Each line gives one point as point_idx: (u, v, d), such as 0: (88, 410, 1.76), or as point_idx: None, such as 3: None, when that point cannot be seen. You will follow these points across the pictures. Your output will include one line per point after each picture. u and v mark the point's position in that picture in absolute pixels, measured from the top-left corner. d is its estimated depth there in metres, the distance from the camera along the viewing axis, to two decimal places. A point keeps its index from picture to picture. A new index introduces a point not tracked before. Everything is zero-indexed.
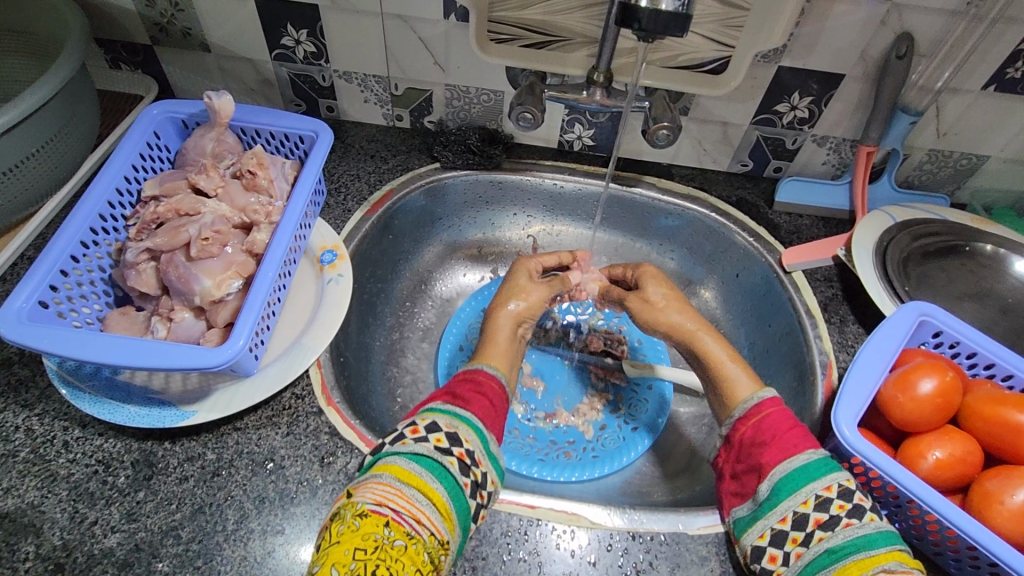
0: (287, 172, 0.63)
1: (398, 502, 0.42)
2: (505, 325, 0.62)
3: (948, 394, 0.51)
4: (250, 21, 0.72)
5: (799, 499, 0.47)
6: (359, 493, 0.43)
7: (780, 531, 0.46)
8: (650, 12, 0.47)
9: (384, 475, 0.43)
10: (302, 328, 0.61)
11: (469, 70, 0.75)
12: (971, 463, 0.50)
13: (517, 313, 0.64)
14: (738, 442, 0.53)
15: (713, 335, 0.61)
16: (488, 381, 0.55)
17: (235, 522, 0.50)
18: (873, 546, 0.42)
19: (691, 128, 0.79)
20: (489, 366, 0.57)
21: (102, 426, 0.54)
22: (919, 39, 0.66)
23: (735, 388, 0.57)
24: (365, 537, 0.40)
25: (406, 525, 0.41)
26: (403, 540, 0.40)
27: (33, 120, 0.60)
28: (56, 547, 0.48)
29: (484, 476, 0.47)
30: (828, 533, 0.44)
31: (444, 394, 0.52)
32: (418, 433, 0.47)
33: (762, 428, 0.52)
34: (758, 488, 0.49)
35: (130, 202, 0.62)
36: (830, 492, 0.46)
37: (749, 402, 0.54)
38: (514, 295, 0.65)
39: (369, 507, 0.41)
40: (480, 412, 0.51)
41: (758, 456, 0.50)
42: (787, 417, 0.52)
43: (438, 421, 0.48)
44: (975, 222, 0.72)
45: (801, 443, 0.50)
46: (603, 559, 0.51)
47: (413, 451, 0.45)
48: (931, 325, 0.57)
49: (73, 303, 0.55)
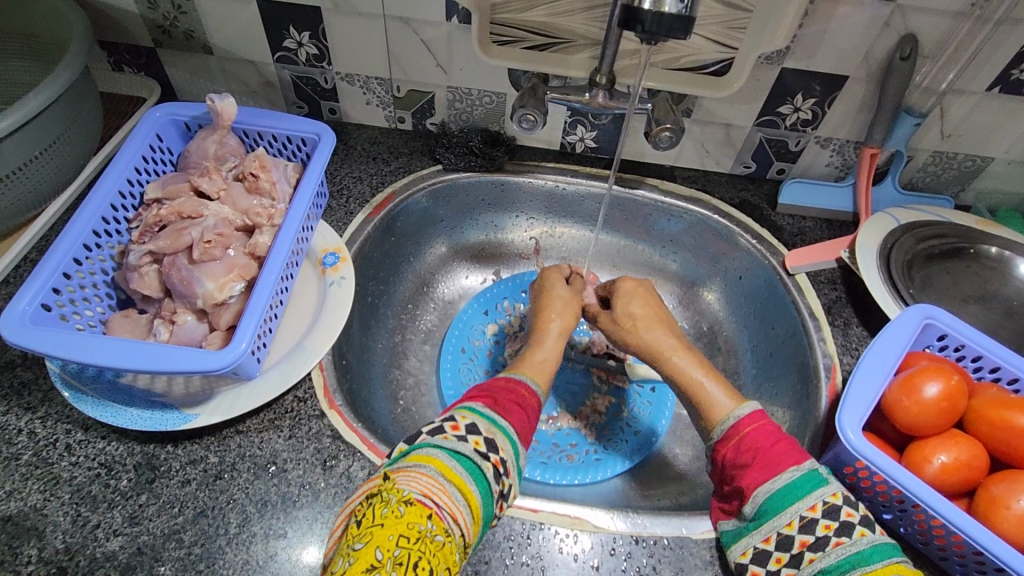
0: (289, 175, 0.63)
1: (441, 497, 0.41)
2: (552, 339, 0.61)
3: (954, 397, 0.51)
4: (252, 23, 0.72)
5: (784, 520, 0.46)
6: (401, 480, 0.42)
7: (765, 550, 0.46)
8: (654, 15, 0.47)
9: (428, 467, 0.43)
10: (303, 332, 0.61)
11: (472, 72, 0.75)
12: (977, 468, 0.50)
13: (561, 328, 0.63)
14: (721, 462, 0.52)
15: (685, 354, 0.60)
16: (527, 395, 0.53)
17: (237, 526, 0.50)
18: (869, 561, 0.42)
19: (694, 129, 0.79)
20: (530, 378, 0.56)
21: (105, 429, 0.54)
22: (923, 41, 0.66)
23: (712, 408, 0.55)
24: (410, 526, 0.39)
25: (446, 522, 0.40)
26: (443, 536, 0.40)
27: (37, 123, 0.60)
28: (59, 550, 0.48)
29: (510, 488, 0.47)
30: (818, 554, 0.43)
31: (485, 397, 0.51)
32: (458, 430, 0.47)
33: (741, 449, 0.51)
34: (743, 509, 0.49)
35: (133, 205, 0.62)
36: (815, 513, 0.45)
37: (726, 424, 0.53)
38: (559, 311, 0.65)
39: (414, 496, 0.40)
40: (518, 424, 0.50)
41: (740, 478, 0.50)
42: (768, 433, 0.51)
43: (477, 423, 0.48)
44: (980, 224, 0.72)
45: (783, 461, 0.48)
46: (606, 563, 0.51)
47: (454, 449, 0.45)
48: (937, 328, 0.57)
49: (76, 306, 0.55)
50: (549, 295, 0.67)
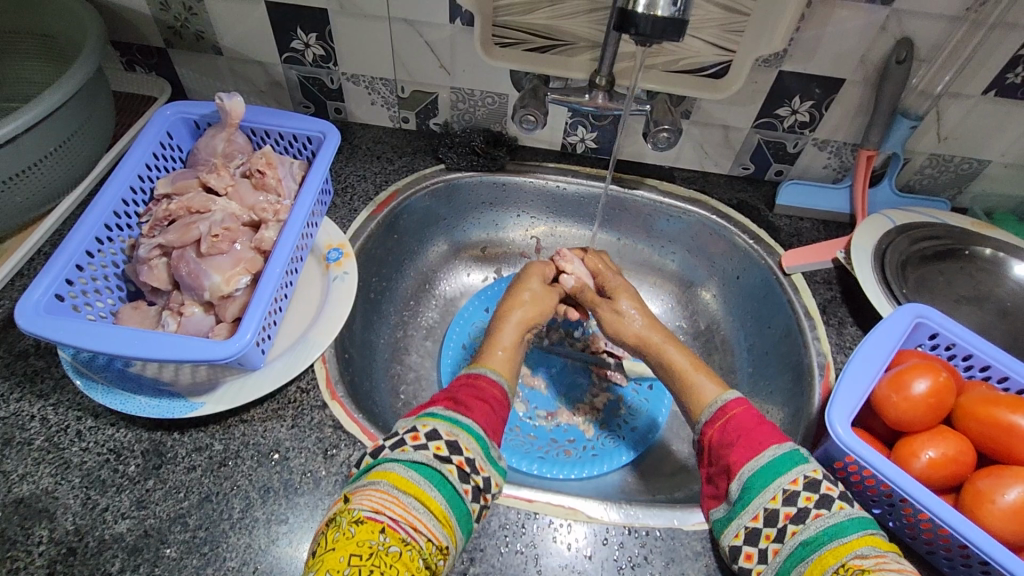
0: (295, 173, 0.65)
1: (394, 510, 0.42)
2: (512, 329, 0.64)
3: (941, 394, 0.52)
4: (261, 25, 0.74)
5: (768, 495, 0.47)
6: (355, 500, 0.43)
7: (754, 529, 0.47)
8: (648, 18, 0.48)
9: (381, 481, 0.44)
10: (307, 324, 0.62)
11: (475, 73, 0.76)
12: (964, 463, 0.51)
13: (525, 319, 0.65)
14: (707, 445, 0.54)
15: (676, 347, 0.64)
16: (489, 387, 0.55)
17: (241, 511, 0.51)
18: (846, 532, 0.43)
19: (693, 131, 0.80)
20: (490, 371, 0.58)
21: (114, 417, 0.56)
22: (920, 44, 0.67)
23: (702, 394, 0.58)
24: (361, 544, 0.40)
25: (403, 532, 0.42)
26: (398, 546, 0.41)
27: (53, 119, 0.62)
28: (69, 531, 0.49)
29: (486, 481, 0.48)
30: (800, 526, 0.45)
31: (445, 399, 0.52)
32: (418, 439, 0.47)
33: (728, 429, 0.53)
34: (730, 489, 0.50)
35: (143, 200, 0.64)
36: (797, 485, 0.47)
37: (713, 406, 0.55)
38: (524, 303, 0.67)
39: (365, 514, 0.42)
40: (481, 419, 0.51)
41: (728, 457, 0.51)
42: (753, 415, 0.53)
43: (438, 428, 0.48)
44: (976, 226, 0.73)
45: (767, 439, 0.50)
46: (599, 552, 0.52)
47: (411, 459, 0.46)
48: (927, 327, 0.58)
49: (88, 297, 0.57)
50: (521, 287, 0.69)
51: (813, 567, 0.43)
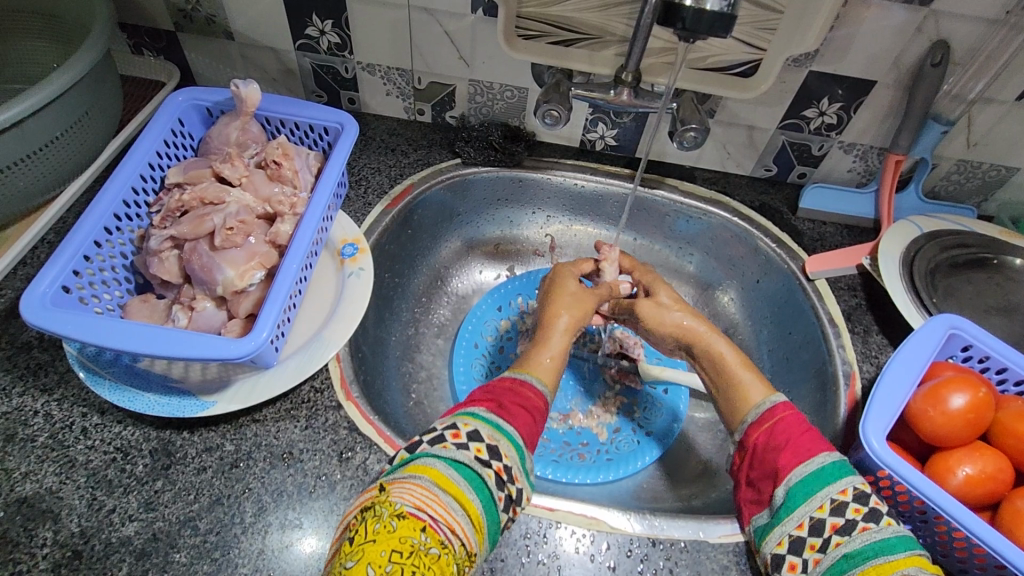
0: (311, 164, 0.63)
1: (436, 509, 0.40)
2: (560, 337, 0.60)
3: (980, 409, 0.50)
4: (274, 10, 0.71)
5: (814, 504, 0.46)
6: (395, 492, 0.40)
7: (798, 537, 0.45)
8: (694, 12, 0.47)
9: (422, 477, 0.41)
10: (322, 323, 0.60)
11: (494, 66, 0.74)
12: (1002, 481, 0.49)
13: (570, 325, 0.61)
14: (752, 448, 0.52)
15: (725, 340, 0.61)
16: (533, 397, 0.52)
17: (253, 515, 0.49)
18: (893, 550, 0.41)
19: (717, 130, 0.78)
20: (536, 378, 0.54)
21: (121, 414, 0.54)
22: (956, 47, 0.65)
23: (748, 394, 0.56)
24: (403, 540, 0.37)
25: (441, 533, 0.39)
26: (438, 548, 0.38)
27: (59, 103, 0.60)
28: (74, 533, 0.47)
29: (518, 493, 0.46)
30: (845, 538, 0.43)
31: (488, 400, 0.50)
32: (459, 438, 0.45)
33: (775, 432, 0.51)
34: (775, 494, 0.48)
35: (153, 188, 0.62)
36: (846, 496, 0.45)
37: (761, 407, 0.53)
38: (568, 307, 0.62)
39: (407, 509, 0.39)
40: (522, 428, 0.48)
41: (774, 461, 0.49)
42: (801, 422, 0.52)
43: (480, 430, 0.46)
44: (1004, 235, 0.71)
45: (816, 446, 0.49)
46: (622, 564, 0.51)
47: (453, 457, 0.43)
48: (962, 338, 0.56)
49: (95, 289, 0.54)
50: (556, 284, 0.66)
51: None
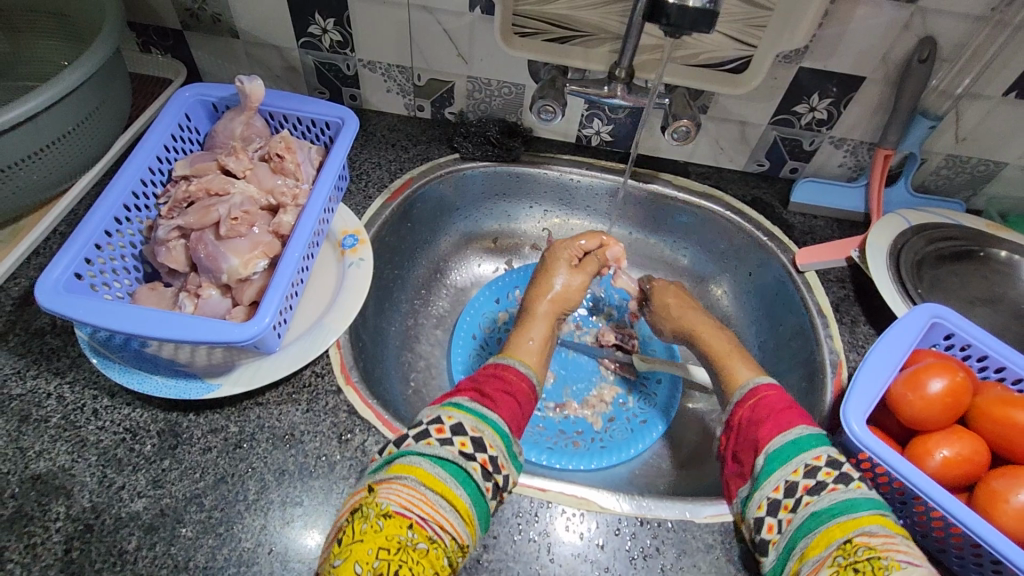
0: (313, 158, 0.65)
1: (423, 508, 0.42)
2: (540, 324, 0.64)
3: (958, 394, 0.52)
4: (278, 9, 0.73)
5: (790, 468, 0.48)
6: (382, 492, 0.43)
7: (774, 500, 0.47)
8: (678, 9, 0.48)
9: (408, 477, 0.43)
10: (324, 309, 0.62)
11: (492, 63, 0.76)
12: (978, 463, 0.51)
13: (549, 311, 0.66)
14: (736, 425, 0.55)
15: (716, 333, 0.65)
16: (517, 379, 0.55)
17: (255, 493, 0.52)
18: (857, 509, 0.43)
19: (709, 126, 0.80)
20: (520, 362, 0.58)
21: (131, 397, 0.56)
22: (942, 44, 0.66)
23: (734, 376, 0.59)
24: (389, 538, 0.40)
25: (429, 529, 0.41)
26: (426, 543, 0.40)
27: (70, 99, 0.62)
28: (85, 508, 0.49)
29: (506, 480, 0.48)
30: (814, 497, 0.46)
31: (472, 391, 0.52)
32: (443, 433, 0.47)
33: (757, 408, 0.54)
34: (754, 463, 0.50)
35: (161, 181, 0.64)
36: (819, 461, 0.47)
37: (745, 387, 0.57)
38: (549, 295, 0.67)
39: (393, 508, 0.41)
40: (506, 416, 0.51)
41: (755, 432, 0.52)
42: (784, 399, 0.54)
43: (464, 422, 0.48)
44: (990, 228, 0.72)
45: (795, 419, 0.51)
46: (610, 543, 0.52)
47: (437, 454, 0.45)
48: (943, 327, 0.58)
49: (106, 277, 0.57)
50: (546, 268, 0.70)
51: (819, 537, 0.43)
